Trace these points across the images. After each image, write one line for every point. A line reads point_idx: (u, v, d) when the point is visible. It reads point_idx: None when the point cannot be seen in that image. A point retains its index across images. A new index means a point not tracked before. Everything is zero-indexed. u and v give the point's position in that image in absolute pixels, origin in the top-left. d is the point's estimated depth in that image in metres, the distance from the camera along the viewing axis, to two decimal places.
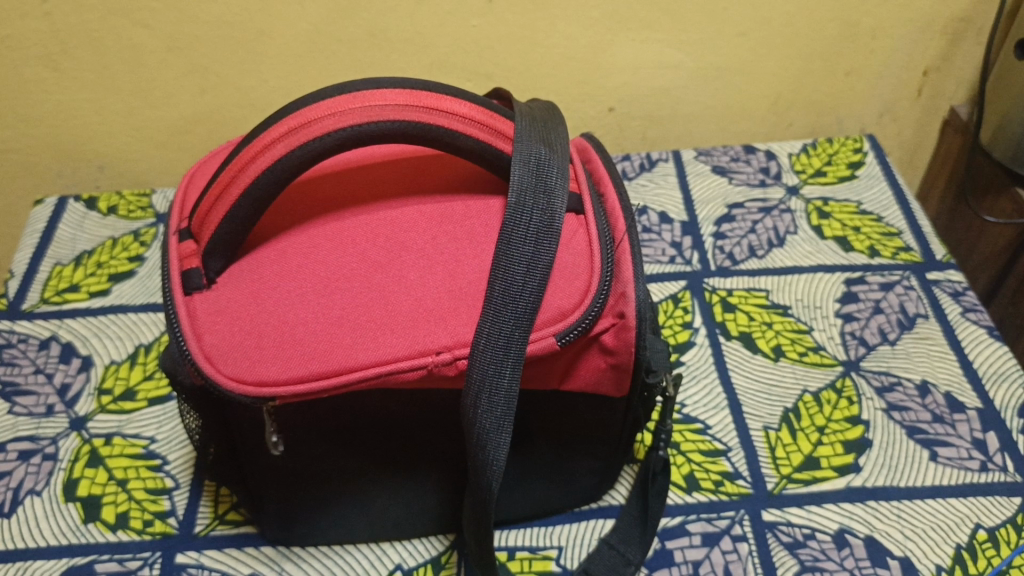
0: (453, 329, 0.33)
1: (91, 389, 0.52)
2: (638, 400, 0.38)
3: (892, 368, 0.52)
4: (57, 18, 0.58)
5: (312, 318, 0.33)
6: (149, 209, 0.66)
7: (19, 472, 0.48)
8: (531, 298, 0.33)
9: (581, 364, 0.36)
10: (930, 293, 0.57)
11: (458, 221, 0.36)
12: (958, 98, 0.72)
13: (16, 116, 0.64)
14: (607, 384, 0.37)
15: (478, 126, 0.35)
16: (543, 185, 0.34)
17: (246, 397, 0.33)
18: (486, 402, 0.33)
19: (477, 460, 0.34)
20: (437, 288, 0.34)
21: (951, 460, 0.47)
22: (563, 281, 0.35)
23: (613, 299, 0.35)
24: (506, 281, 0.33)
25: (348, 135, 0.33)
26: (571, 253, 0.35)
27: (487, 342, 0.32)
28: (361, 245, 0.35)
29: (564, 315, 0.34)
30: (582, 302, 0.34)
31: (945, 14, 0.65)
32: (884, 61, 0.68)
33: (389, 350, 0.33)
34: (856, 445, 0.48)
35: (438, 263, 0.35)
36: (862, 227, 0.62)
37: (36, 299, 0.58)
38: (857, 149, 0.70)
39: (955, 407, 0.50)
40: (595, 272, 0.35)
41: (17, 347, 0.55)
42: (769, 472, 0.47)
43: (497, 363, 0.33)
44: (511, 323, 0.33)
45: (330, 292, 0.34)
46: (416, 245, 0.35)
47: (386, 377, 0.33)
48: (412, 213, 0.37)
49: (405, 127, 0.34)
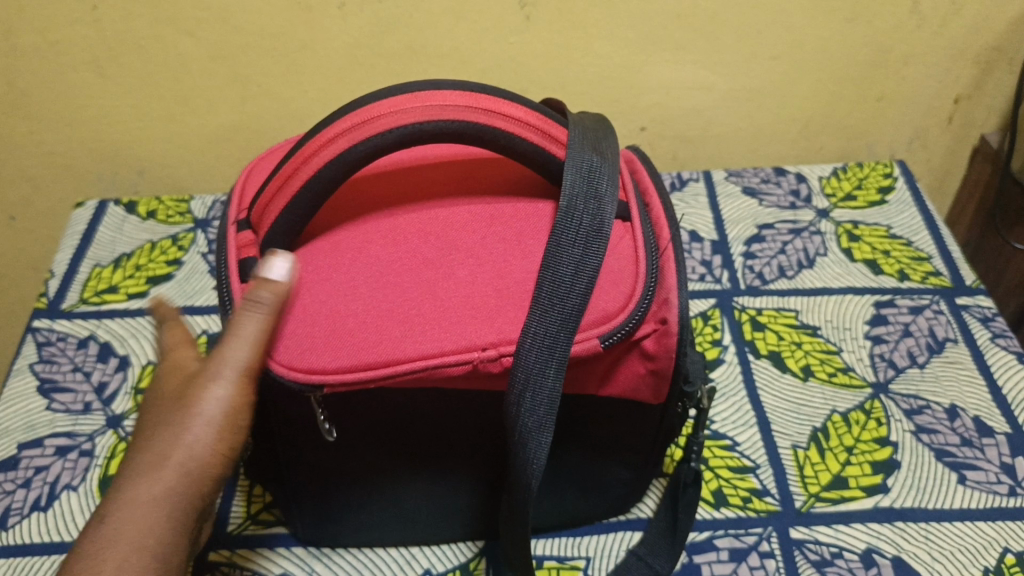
0: (500, 327, 0.34)
1: (128, 387, 0.53)
2: (677, 411, 0.39)
3: (921, 391, 0.53)
4: (105, 26, 0.59)
5: (362, 311, 0.34)
6: (187, 214, 0.67)
7: (57, 467, 0.49)
8: (579, 300, 0.33)
9: (621, 368, 0.37)
10: (959, 318, 0.57)
11: (507, 223, 0.37)
12: (989, 126, 0.72)
13: (61, 121, 0.66)
14: (648, 391, 0.37)
15: (533, 129, 0.36)
16: (596, 192, 0.35)
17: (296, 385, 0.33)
18: (529, 401, 0.34)
19: (518, 457, 0.35)
20: (485, 288, 0.35)
21: (979, 484, 0.47)
22: (609, 283, 0.35)
23: (657, 303, 0.36)
24: (552, 285, 0.33)
25: (410, 135, 0.34)
26: (616, 257, 0.36)
27: (534, 341, 0.33)
28: (411, 243, 0.36)
29: (609, 317, 0.35)
30: (627, 306, 0.35)
31: (978, 43, 0.66)
32: (916, 89, 0.69)
33: (438, 346, 0.33)
34: (884, 466, 0.48)
35: (487, 263, 0.36)
36: (892, 251, 0.63)
37: (75, 298, 0.59)
38: (888, 175, 0.70)
39: (984, 431, 0.50)
40: (641, 277, 0.35)
41: (56, 345, 0.56)
42: (797, 491, 0.47)
43: (542, 364, 0.33)
44: (557, 325, 0.33)
45: (381, 287, 0.35)
46: (465, 245, 0.36)
47: (433, 371, 0.33)
48: (461, 214, 0.38)
49: (463, 130, 0.35)
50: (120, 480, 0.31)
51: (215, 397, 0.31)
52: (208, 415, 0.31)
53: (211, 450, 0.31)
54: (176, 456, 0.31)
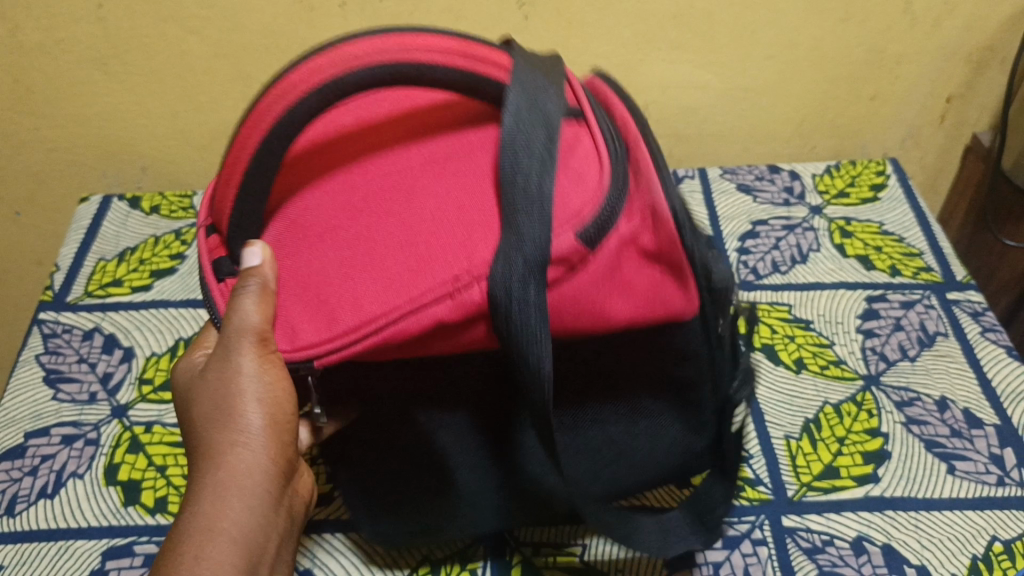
0: (470, 255, 0.32)
1: (133, 379, 0.54)
2: (706, 311, 0.36)
3: (911, 383, 0.54)
4: (110, 24, 0.60)
5: (335, 275, 0.34)
6: (190, 209, 0.68)
7: (63, 455, 0.50)
8: (540, 206, 0.31)
9: (626, 272, 0.34)
10: (950, 312, 0.58)
11: (462, 159, 0.36)
12: (981, 125, 0.73)
13: (65, 117, 0.66)
14: (670, 302, 0.35)
15: (459, 56, 0.33)
16: (543, 107, 0.33)
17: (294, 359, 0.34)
18: (516, 309, 0.30)
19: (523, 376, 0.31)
20: (448, 224, 0.33)
21: (968, 474, 0.48)
22: (577, 184, 0.33)
23: (638, 191, 0.34)
24: (512, 199, 0.31)
25: (337, 84, 0.32)
26: (579, 162, 0.34)
27: (504, 259, 0.31)
28: (376, 194, 0.35)
29: (581, 215, 0.32)
30: (597, 201, 0.32)
31: (970, 44, 0.67)
32: (909, 88, 0.70)
33: (418, 291, 0.32)
34: (875, 456, 0.49)
35: (446, 200, 0.34)
36: (884, 247, 0.64)
37: (80, 291, 0.60)
38: (880, 172, 0.71)
39: (973, 423, 0.51)
40: (609, 174, 0.33)
41: (61, 336, 0.57)
42: (789, 480, 0.48)
43: (523, 278, 0.30)
44: (524, 236, 0.31)
45: (348, 246, 0.34)
46: (426, 188, 0.35)
47: (419, 318, 0.32)
48: (421, 158, 0.36)
49: (396, 71, 0.32)
50: (197, 478, 0.34)
51: (251, 375, 0.34)
52: (248, 395, 0.34)
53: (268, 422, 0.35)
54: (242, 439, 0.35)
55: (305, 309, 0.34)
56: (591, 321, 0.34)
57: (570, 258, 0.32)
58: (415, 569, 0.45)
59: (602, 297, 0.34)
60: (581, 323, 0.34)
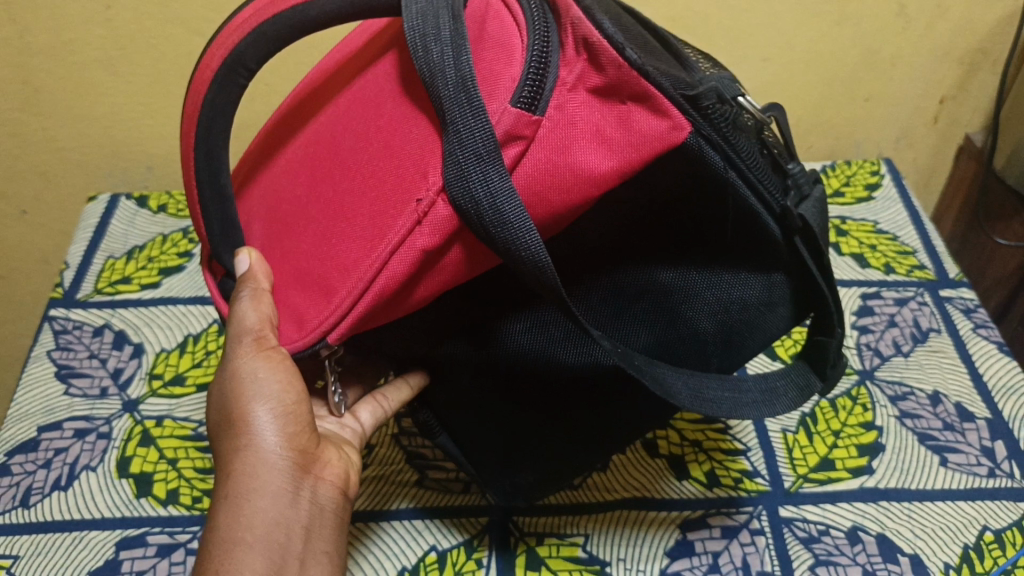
0: (424, 173, 0.30)
1: (143, 374, 0.55)
2: (713, 135, 0.30)
3: (905, 378, 0.55)
4: (119, 25, 0.61)
5: (319, 244, 0.35)
6: None
7: (75, 448, 0.51)
8: (463, 84, 0.28)
9: (603, 123, 0.29)
10: (943, 309, 0.59)
11: (397, 82, 0.34)
12: (973, 126, 0.75)
13: (73, 117, 0.67)
14: (654, 134, 0.29)
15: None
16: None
17: (303, 350, 0.35)
18: (489, 207, 0.28)
19: (526, 267, 0.28)
20: (397, 156, 0.32)
21: (960, 466, 0.50)
22: (502, 53, 0.30)
23: (566, 27, 0.29)
24: (436, 94, 0.28)
25: (251, 40, 0.34)
26: (501, 33, 0.31)
27: (450, 161, 0.28)
28: (341, 150, 0.36)
29: (507, 81, 0.29)
30: (523, 60, 0.29)
31: (962, 46, 0.68)
32: (902, 89, 0.72)
33: (388, 232, 0.31)
34: (869, 448, 0.51)
35: (391, 134, 0.33)
36: (878, 246, 0.65)
37: (90, 289, 0.61)
38: (875, 172, 0.72)
39: (965, 416, 0.52)
40: (524, 25, 0.30)
41: (72, 333, 0.58)
42: (787, 472, 0.50)
43: (483, 174, 0.28)
44: (459, 120, 0.28)
45: (326, 213, 0.35)
46: (374, 128, 0.34)
47: (406, 254, 0.31)
48: (367, 94, 0.36)
49: (320, 7, 0.32)
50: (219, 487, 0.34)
51: (255, 374, 0.35)
52: (252, 392, 0.35)
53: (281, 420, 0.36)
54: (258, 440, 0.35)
55: (302, 293, 0.36)
56: (583, 187, 0.30)
57: (518, 132, 0.29)
58: (422, 559, 0.46)
59: (576, 152, 0.29)
60: (577, 197, 0.30)
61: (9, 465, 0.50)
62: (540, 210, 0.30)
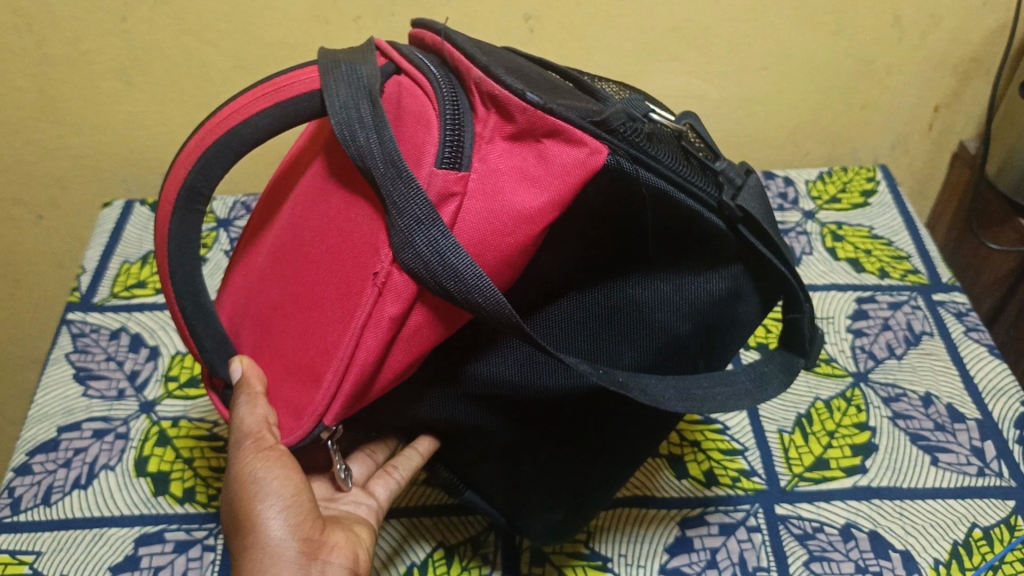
0: (377, 252, 0.33)
1: (159, 375, 0.57)
2: (633, 149, 0.32)
3: (898, 380, 0.56)
4: (134, 36, 0.63)
5: (301, 337, 0.37)
6: (210, 214, 0.71)
7: (94, 448, 0.52)
8: (389, 159, 0.31)
9: (526, 165, 0.32)
10: (935, 313, 0.61)
11: (340, 173, 0.38)
12: (967, 133, 0.76)
13: (89, 125, 0.69)
14: (576, 162, 0.31)
15: (262, 95, 0.36)
16: (354, 80, 0.34)
17: (298, 440, 0.37)
18: (444, 271, 0.30)
19: (492, 313, 0.30)
20: (351, 243, 0.35)
21: (951, 465, 0.51)
22: (419, 123, 0.33)
23: (472, 89, 0.33)
24: (371, 173, 0.31)
25: (198, 169, 0.37)
26: (417, 106, 0.34)
27: (399, 235, 0.31)
28: (307, 244, 0.38)
29: (427, 148, 0.32)
30: (436, 128, 0.32)
31: (955, 55, 0.70)
32: (897, 97, 0.73)
33: (356, 312, 0.33)
34: (863, 449, 0.52)
35: (342, 225, 0.36)
36: (874, 251, 0.67)
37: (106, 293, 0.63)
38: (871, 178, 0.74)
39: (956, 417, 0.54)
40: (432, 96, 0.33)
41: (90, 335, 0.60)
42: (782, 471, 0.51)
43: (428, 235, 0.30)
44: (394, 196, 0.30)
45: (305, 309, 0.37)
46: (329, 220, 0.37)
47: (375, 324, 0.33)
48: (319, 186, 0.39)
49: (255, 126, 0.36)
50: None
51: (261, 475, 0.37)
52: (260, 487, 0.37)
53: (288, 510, 0.37)
54: (269, 530, 0.36)
55: (289, 382, 0.38)
56: (523, 227, 0.32)
57: (450, 190, 0.31)
58: (431, 553, 0.48)
59: (509, 195, 0.31)
60: (522, 240, 0.32)
61: (30, 464, 0.52)
62: (491, 257, 0.32)
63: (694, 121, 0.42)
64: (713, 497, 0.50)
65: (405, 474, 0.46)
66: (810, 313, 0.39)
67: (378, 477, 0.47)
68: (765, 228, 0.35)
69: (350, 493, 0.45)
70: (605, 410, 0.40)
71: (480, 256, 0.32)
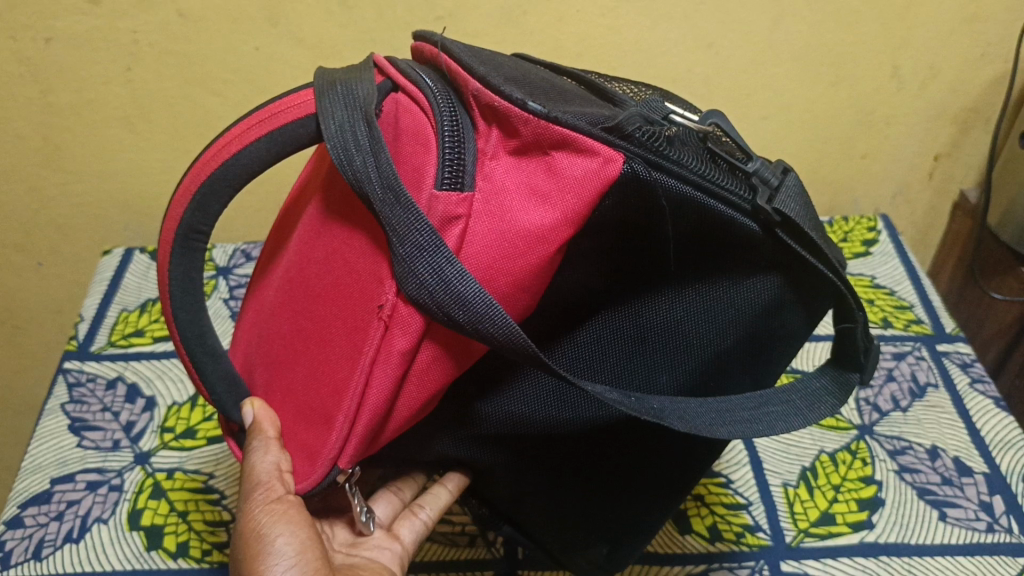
0: (382, 284, 0.32)
1: (155, 427, 0.56)
2: (650, 153, 0.31)
3: (904, 433, 0.56)
4: (139, 86, 0.63)
5: (312, 376, 0.37)
6: (209, 262, 0.71)
7: (87, 501, 0.51)
8: (387, 185, 0.30)
9: (535, 180, 0.32)
10: (939, 363, 0.60)
11: (338, 201, 0.37)
12: (968, 182, 0.76)
13: (92, 174, 0.69)
14: (590, 173, 0.30)
15: (256, 122, 0.35)
16: (349, 99, 0.33)
17: (313, 485, 0.36)
18: (454, 305, 0.29)
19: (507, 346, 0.29)
20: (356, 273, 0.35)
21: (959, 521, 0.50)
22: (420, 144, 0.32)
23: (472, 101, 0.33)
24: (369, 200, 0.31)
25: (194, 207, 0.37)
26: (418, 125, 0.33)
27: (402, 266, 0.30)
28: (314, 275, 0.38)
29: (427, 169, 0.31)
30: (435, 149, 0.32)
31: (955, 106, 0.70)
32: (898, 147, 0.73)
33: (365, 348, 0.33)
34: (869, 503, 0.51)
35: (344, 255, 0.36)
36: (876, 300, 0.66)
37: (104, 341, 0.63)
38: (872, 228, 0.74)
39: (964, 471, 0.53)
40: (429, 113, 0.33)
41: (86, 385, 0.59)
42: (787, 526, 0.50)
43: (432, 263, 0.30)
44: (395, 223, 0.30)
45: (315, 346, 0.37)
46: (331, 250, 0.37)
47: (385, 361, 0.32)
48: (319, 214, 0.38)
49: (246, 156, 0.36)
50: None
51: (266, 529, 0.37)
52: (268, 543, 0.37)
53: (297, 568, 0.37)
54: None
55: (300, 425, 0.38)
56: (537, 247, 0.31)
57: (452, 212, 0.31)
58: None
59: (518, 214, 0.31)
60: (535, 260, 0.31)
61: (22, 517, 0.51)
62: (502, 282, 0.32)
63: (721, 120, 0.37)
64: (720, 551, 0.49)
65: (432, 515, 0.46)
66: (865, 321, 0.35)
67: (402, 519, 0.47)
68: (805, 231, 0.32)
69: (374, 538, 0.45)
70: (651, 442, 0.39)
71: (491, 280, 0.32)
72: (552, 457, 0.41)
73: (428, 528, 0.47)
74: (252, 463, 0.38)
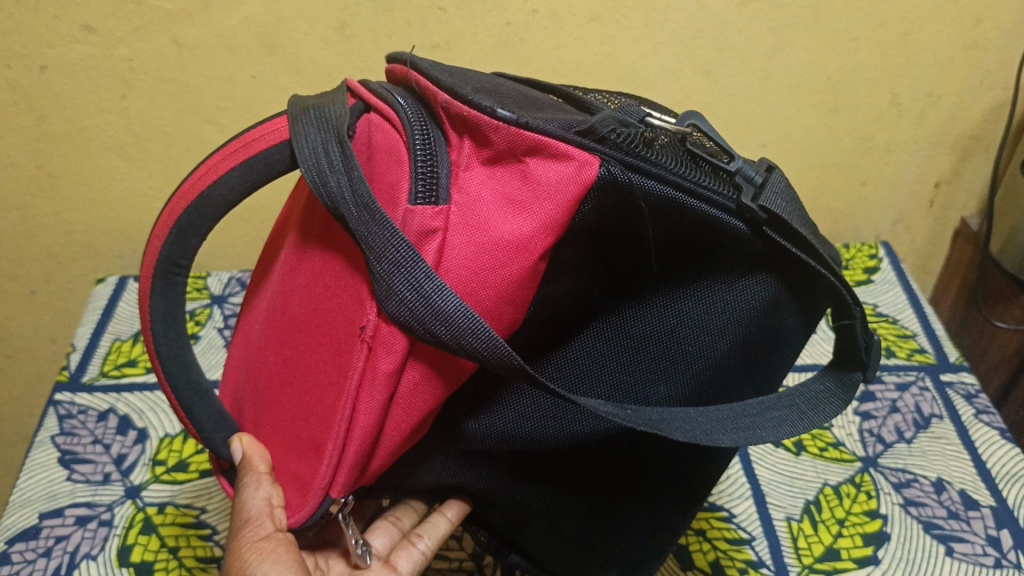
0: (363, 307, 0.32)
1: (146, 459, 0.56)
2: (627, 155, 0.30)
3: (909, 465, 0.55)
4: (134, 114, 0.63)
5: (297, 403, 0.36)
6: (204, 290, 0.70)
7: (76, 537, 0.50)
8: (361, 204, 0.30)
9: (513, 190, 0.31)
10: (944, 394, 0.60)
11: (317, 228, 0.37)
12: (969, 210, 0.76)
13: (87, 203, 0.69)
14: (568, 179, 0.30)
15: (232, 151, 0.35)
16: (323, 122, 0.33)
17: (305, 517, 0.35)
18: (435, 322, 0.29)
19: (495, 360, 0.28)
20: (337, 297, 0.34)
21: (966, 556, 0.49)
22: (395, 162, 0.32)
23: (442, 114, 0.32)
24: (346, 221, 0.30)
25: (171, 241, 0.36)
26: (393, 144, 0.32)
27: (382, 286, 0.30)
28: (295, 300, 0.37)
29: (402, 185, 0.31)
30: (409, 166, 0.31)
31: (955, 133, 0.70)
32: (898, 175, 0.73)
33: (349, 372, 0.32)
34: (874, 538, 0.50)
35: (325, 280, 0.35)
36: (879, 329, 0.66)
37: (96, 371, 0.62)
38: (873, 255, 0.73)
39: (970, 504, 0.52)
40: (401, 129, 0.32)
41: (77, 417, 0.58)
42: (792, 562, 0.49)
43: (410, 280, 0.29)
44: (371, 241, 0.29)
45: (299, 372, 0.36)
46: (312, 276, 0.36)
47: (369, 385, 0.31)
48: (300, 240, 0.38)
49: (237, 185, 0.35)
50: None
51: (254, 568, 0.36)
52: None
53: None
54: None
55: (288, 453, 0.37)
56: (518, 257, 0.30)
57: (429, 227, 0.30)
58: None
59: (497, 225, 0.30)
60: (519, 270, 0.31)
61: (9, 553, 0.49)
62: (489, 296, 0.31)
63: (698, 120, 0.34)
64: None
65: (431, 544, 0.45)
66: (864, 316, 0.34)
67: (400, 550, 0.46)
68: (794, 228, 0.31)
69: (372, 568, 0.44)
70: (646, 453, 0.38)
71: (475, 295, 0.31)
72: (554, 481, 0.40)
73: (426, 559, 0.46)
74: (245, 497, 0.37)
